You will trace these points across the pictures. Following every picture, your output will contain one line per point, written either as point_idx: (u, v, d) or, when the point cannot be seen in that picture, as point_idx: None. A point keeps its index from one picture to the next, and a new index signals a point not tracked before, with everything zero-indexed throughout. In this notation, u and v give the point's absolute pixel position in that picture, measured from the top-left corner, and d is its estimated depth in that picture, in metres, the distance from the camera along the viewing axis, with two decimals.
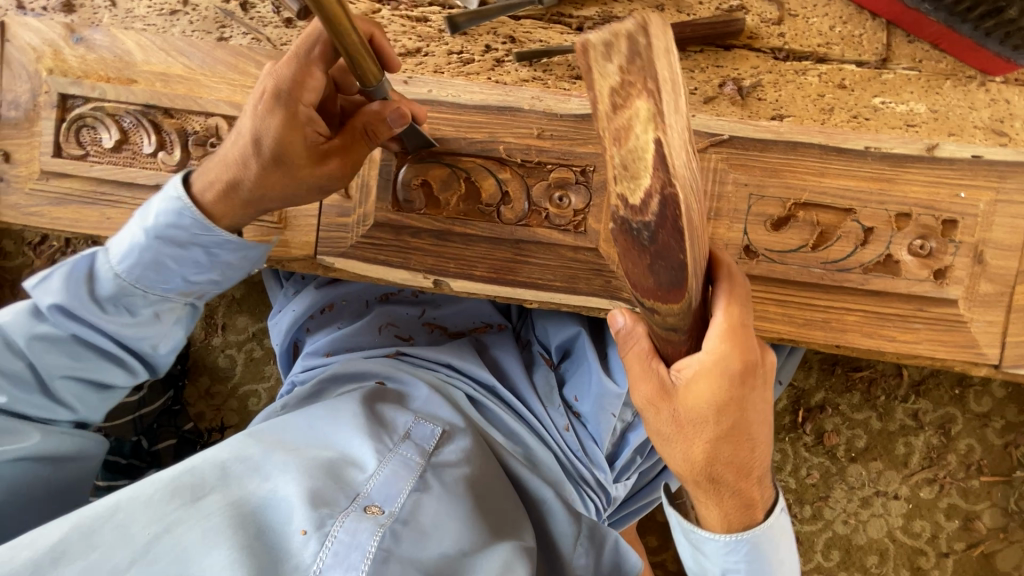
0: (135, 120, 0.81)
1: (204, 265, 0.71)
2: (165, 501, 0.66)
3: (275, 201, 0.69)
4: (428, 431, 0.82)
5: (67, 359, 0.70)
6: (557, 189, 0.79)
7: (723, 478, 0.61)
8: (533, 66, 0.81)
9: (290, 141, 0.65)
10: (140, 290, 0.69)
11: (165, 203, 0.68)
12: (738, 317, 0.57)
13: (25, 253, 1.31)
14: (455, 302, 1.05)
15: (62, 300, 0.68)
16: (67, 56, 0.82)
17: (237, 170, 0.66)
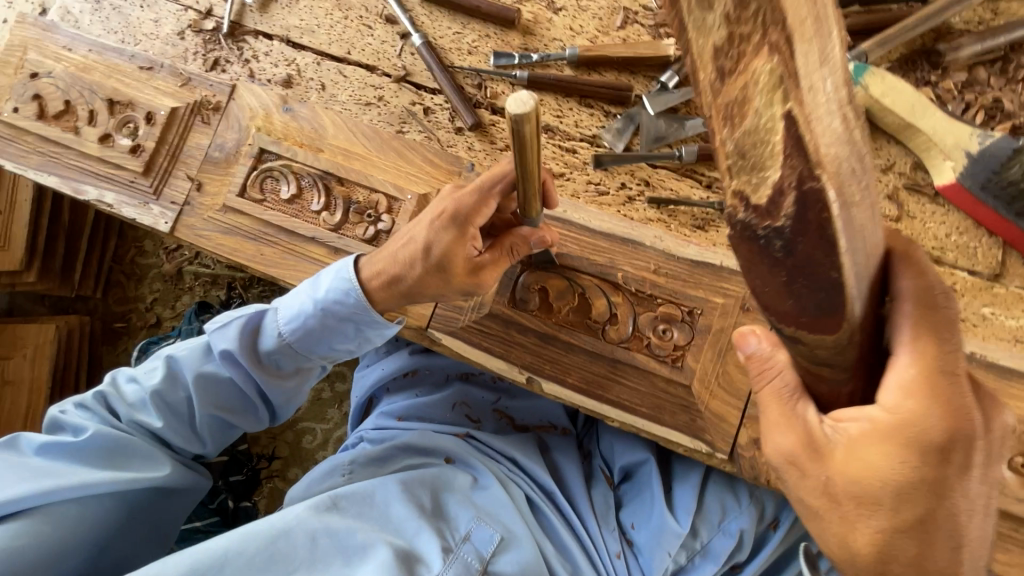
0: (312, 181, 0.95)
1: (350, 337, 0.85)
2: (263, 567, 0.69)
3: (427, 297, 0.82)
4: (487, 536, 0.79)
5: (215, 398, 0.86)
6: (662, 322, 0.84)
7: (895, 566, 0.59)
8: (660, 209, 0.90)
9: (455, 253, 0.77)
10: (293, 349, 0.84)
11: (334, 281, 0.81)
12: (923, 367, 0.53)
13: (159, 255, 1.47)
14: (529, 396, 1.09)
15: (231, 348, 0.83)
16: (274, 121, 1.00)
17: (403, 267, 0.79)
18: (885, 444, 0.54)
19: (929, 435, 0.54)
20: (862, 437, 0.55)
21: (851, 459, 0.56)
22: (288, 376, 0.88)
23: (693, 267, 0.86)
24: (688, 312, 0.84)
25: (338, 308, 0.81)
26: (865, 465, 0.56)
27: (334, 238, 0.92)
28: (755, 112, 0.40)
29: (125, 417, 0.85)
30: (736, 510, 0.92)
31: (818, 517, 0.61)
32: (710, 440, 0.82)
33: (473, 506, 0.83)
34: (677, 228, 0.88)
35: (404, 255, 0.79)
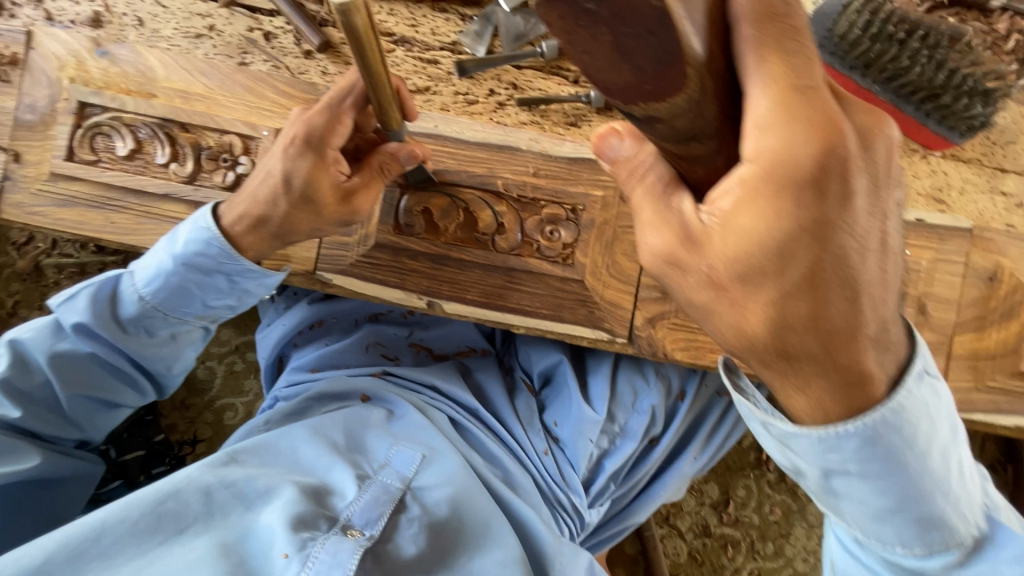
0: (151, 132, 0.85)
1: (225, 292, 0.80)
2: (151, 529, 0.67)
3: (301, 235, 0.77)
4: (408, 458, 0.83)
5: (84, 377, 0.80)
6: (549, 224, 0.85)
7: (799, 349, 0.51)
8: (532, 111, 0.88)
9: (317, 178, 0.74)
10: (161, 313, 0.78)
11: (191, 233, 0.76)
12: (777, 92, 0.44)
13: (8, 253, 1.29)
14: (443, 325, 1.08)
15: (86, 319, 0.77)
16: (90, 68, 0.86)
17: (266, 205, 0.75)
18: (751, 202, 0.47)
19: (800, 167, 0.46)
20: (736, 207, 0.48)
21: (729, 233, 0.49)
22: (164, 343, 0.82)
23: (572, 164, 0.85)
24: (571, 210, 0.85)
25: (200, 261, 0.75)
26: (743, 233, 0.49)
27: (191, 191, 0.84)
28: None
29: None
30: (646, 389, 0.99)
31: (710, 312, 0.53)
32: (609, 328, 0.85)
33: (391, 435, 0.87)
34: (551, 128, 0.88)
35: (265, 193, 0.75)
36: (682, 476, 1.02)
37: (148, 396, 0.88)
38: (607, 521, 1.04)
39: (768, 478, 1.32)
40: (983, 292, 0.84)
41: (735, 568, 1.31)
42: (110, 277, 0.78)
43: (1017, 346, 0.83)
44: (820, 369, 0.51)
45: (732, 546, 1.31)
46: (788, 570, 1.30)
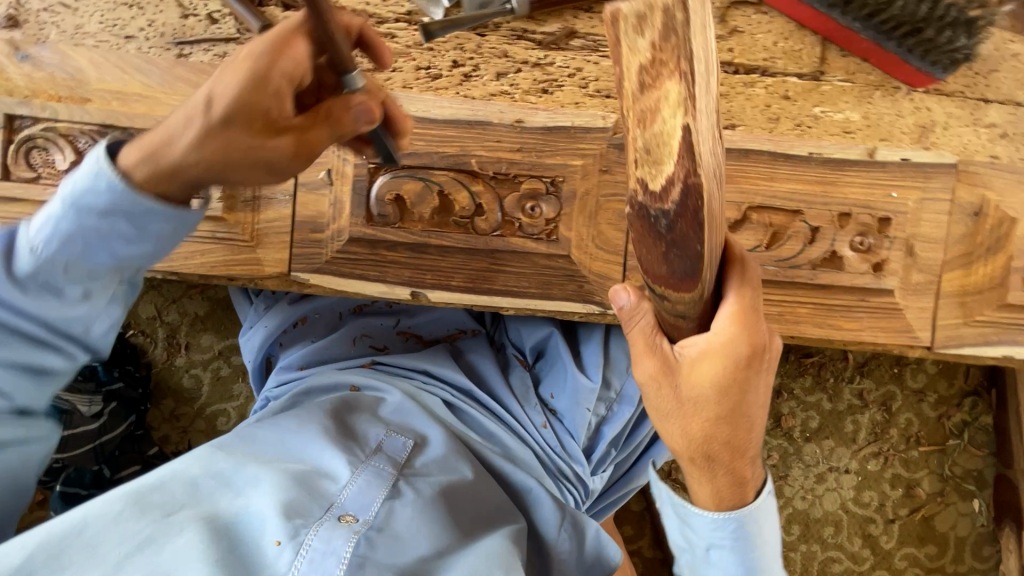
0: (91, 140, 0.78)
1: (128, 239, 0.60)
2: (135, 517, 0.65)
3: (231, 176, 0.59)
4: (400, 445, 0.83)
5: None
6: (529, 200, 0.81)
7: (716, 457, 0.73)
8: (500, 80, 0.83)
9: (249, 100, 0.57)
10: (59, 262, 0.59)
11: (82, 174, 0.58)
12: (748, 300, 0.68)
13: None
14: (429, 311, 1.05)
15: None
16: (11, 75, 0.78)
17: (181, 138, 0.57)
18: (717, 365, 0.68)
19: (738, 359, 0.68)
20: (701, 355, 0.68)
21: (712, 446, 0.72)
22: (73, 304, 0.62)
23: (547, 133, 0.81)
24: (552, 183, 0.81)
25: None
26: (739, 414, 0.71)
27: None
28: (661, 120, 0.50)
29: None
30: None
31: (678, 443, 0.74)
32: (600, 300, 0.84)
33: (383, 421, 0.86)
34: (523, 98, 0.82)
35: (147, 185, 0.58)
36: None
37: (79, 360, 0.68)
38: (609, 487, 1.05)
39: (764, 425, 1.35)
40: (969, 228, 0.84)
41: None
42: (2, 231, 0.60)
43: (1005, 279, 0.84)
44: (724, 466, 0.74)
45: None
46: (788, 509, 1.35)
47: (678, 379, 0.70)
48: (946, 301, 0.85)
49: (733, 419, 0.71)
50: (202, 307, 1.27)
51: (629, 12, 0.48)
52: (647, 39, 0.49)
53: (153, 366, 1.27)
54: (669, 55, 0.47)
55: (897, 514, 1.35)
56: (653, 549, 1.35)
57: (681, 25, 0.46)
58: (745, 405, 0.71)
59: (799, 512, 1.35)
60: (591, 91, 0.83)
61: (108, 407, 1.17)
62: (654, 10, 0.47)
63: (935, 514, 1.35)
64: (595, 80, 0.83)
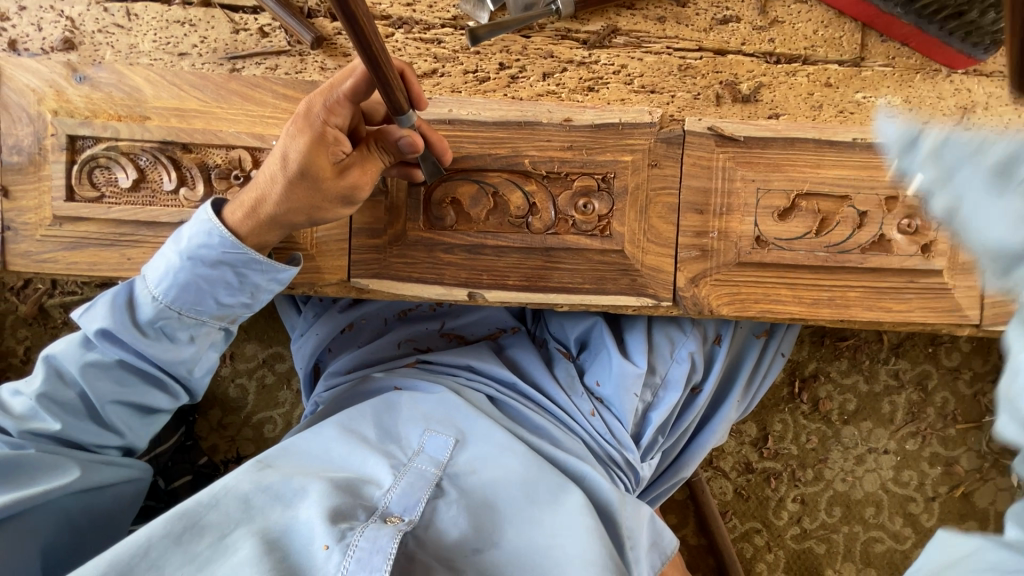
0: (152, 158, 0.80)
1: (235, 287, 0.77)
2: (194, 542, 0.66)
3: (297, 215, 0.74)
4: (441, 442, 0.83)
5: (113, 385, 0.79)
6: (581, 197, 0.83)
7: None
8: (546, 80, 0.84)
9: (314, 156, 0.71)
10: (177, 313, 0.76)
11: (197, 227, 0.74)
12: None
13: (6, 299, 1.22)
14: (473, 310, 1.06)
15: (108, 325, 0.76)
16: (71, 96, 0.80)
17: (267, 187, 0.73)
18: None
19: None
20: None
21: None
22: (186, 344, 0.80)
23: (595, 131, 0.82)
24: (603, 179, 0.83)
25: None
26: None
27: None
28: None
29: (13, 430, 0.77)
30: (683, 338, 0.98)
31: None
32: (654, 293, 0.85)
33: (423, 419, 0.86)
34: (569, 96, 0.84)
35: (255, 236, 0.75)
36: (729, 420, 1.03)
37: (180, 399, 0.85)
38: (659, 476, 1.06)
39: (802, 409, 1.36)
40: None
41: (779, 497, 1.36)
42: (121, 285, 0.77)
43: None
44: None
45: (774, 477, 1.36)
46: (828, 491, 1.37)
47: None
48: None
49: None
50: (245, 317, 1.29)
51: None
52: None
53: None
54: None
55: (936, 492, 1.36)
56: (697, 536, 1.37)
57: None
58: None
59: (840, 493, 1.37)
60: (636, 87, 0.85)
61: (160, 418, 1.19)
62: None
63: (975, 490, 1.36)
64: (640, 76, 0.85)
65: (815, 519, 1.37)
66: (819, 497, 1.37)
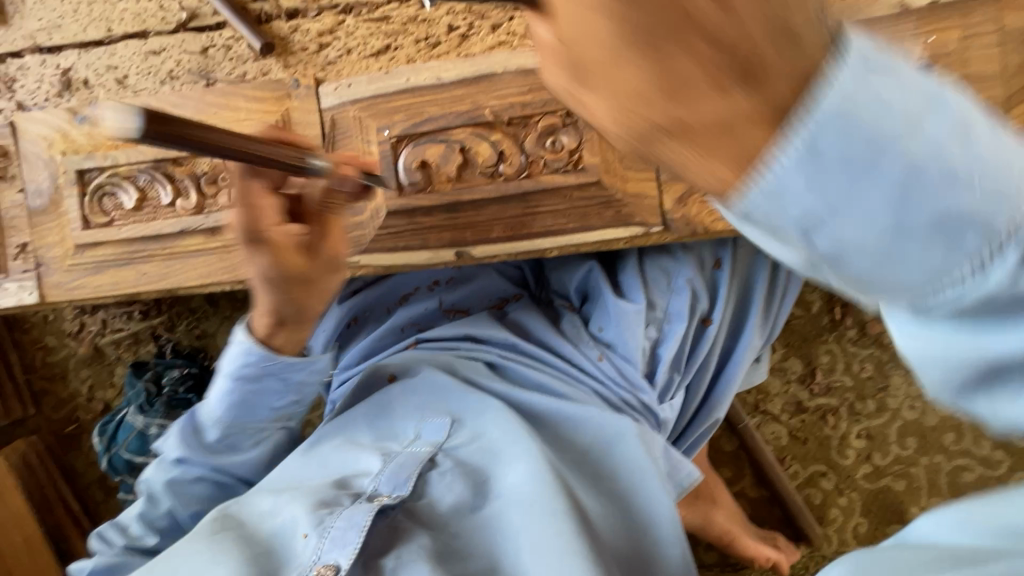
0: (149, 176, 0.86)
1: (282, 393, 0.86)
2: (189, 542, 0.77)
3: (311, 308, 0.82)
4: (437, 425, 0.85)
5: (199, 493, 0.89)
6: (548, 136, 0.82)
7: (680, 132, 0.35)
8: (497, 32, 0.84)
9: (284, 259, 0.76)
10: (240, 427, 0.87)
11: (233, 351, 0.82)
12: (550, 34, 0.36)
13: (67, 344, 1.34)
14: (471, 280, 1.06)
15: (182, 454, 0.86)
16: (75, 136, 0.88)
17: (269, 304, 0.79)
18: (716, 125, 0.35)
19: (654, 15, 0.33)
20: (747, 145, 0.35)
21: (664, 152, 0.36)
22: (252, 449, 0.91)
23: None
24: (566, 114, 0.82)
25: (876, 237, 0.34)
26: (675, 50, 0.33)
27: (203, 220, 0.86)
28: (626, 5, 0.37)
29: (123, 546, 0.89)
30: (678, 266, 0.95)
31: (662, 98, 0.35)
32: (641, 220, 0.83)
33: (417, 407, 0.88)
34: (521, 42, 0.83)
35: (290, 344, 0.83)
36: (753, 348, 0.98)
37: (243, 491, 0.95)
38: (693, 420, 1.02)
39: (849, 335, 1.26)
40: None
41: (841, 435, 1.26)
42: (186, 415, 0.88)
43: None
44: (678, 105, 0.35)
45: (831, 414, 1.27)
46: (897, 422, 1.25)
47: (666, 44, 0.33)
48: None
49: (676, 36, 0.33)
50: None
51: None
52: None
53: None
54: None
55: None
56: (758, 488, 1.29)
57: None
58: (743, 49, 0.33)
59: (911, 422, 1.25)
60: None
61: None
62: None
63: None
64: None
65: (887, 454, 1.25)
66: (887, 429, 1.26)
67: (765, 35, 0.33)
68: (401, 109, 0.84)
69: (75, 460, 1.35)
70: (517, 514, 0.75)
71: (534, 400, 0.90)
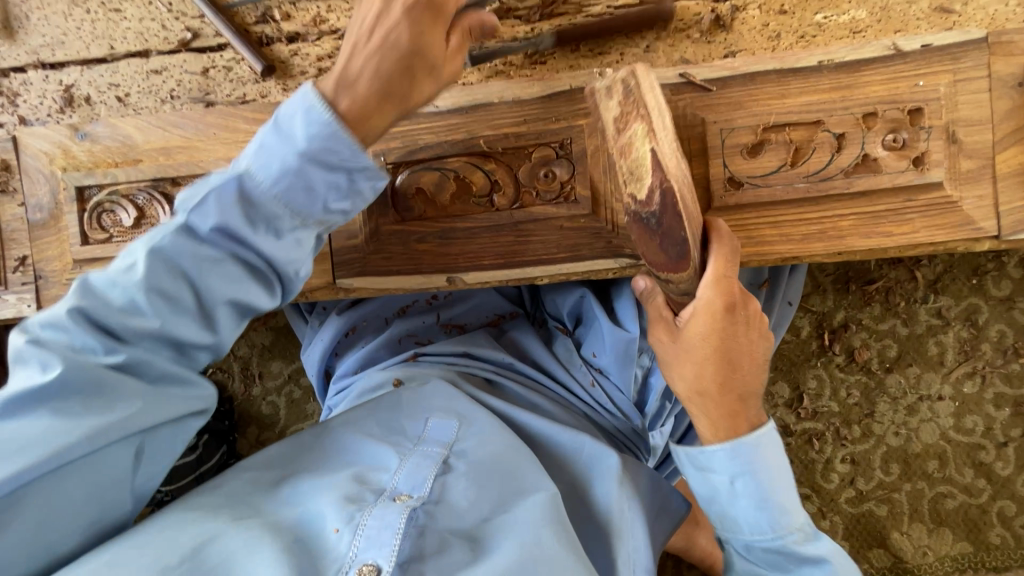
0: (148, 195, 0.88)
1: (334, 192, 0.65)
2: (210, 517, 0.70)
3: (390, 107, 0.66)
4: (445, 428, 0.85)
5: (180, 284, 0.62)
6: (542, 167, 0.83)
7: (707, 391, 0.76)
8: (493, 63, 0.84)
9: (434, 36, 0.66)
10: (275, 203, 0.62)
11: (304, 115, 0.61)
12: (722, 268, 0.72)
13: None
14: (465, 300, 1.08)
15: (219, 221, 0.61)
16: (76, 153, 0.89)
17: (394, 50, 0.64)
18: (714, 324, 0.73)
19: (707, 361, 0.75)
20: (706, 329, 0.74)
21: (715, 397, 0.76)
22: (284, 236, 0.64)
23: (547, 101, 0.83)
24: (560, 147, 0.83)
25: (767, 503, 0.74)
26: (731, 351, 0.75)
27: None
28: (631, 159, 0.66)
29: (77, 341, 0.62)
30: None
31: (682, 375, 0.76)
32: (631, 253, 0.84)
33: (423, 409, 0.89)
34: (517, 73, 0.84)
35: (367, 129, 0.65)
36: None
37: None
38: None
39: (837, 361, 1.28)
40: (1017, 101, 0.78)
41: (826, 458, 1.28)
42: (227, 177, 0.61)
43: None
44: (723, 405, 0.76)
45: (817, 438, 1.28)
46: (881, 448, 1.27)
47: (682, 337, 0.75)
48: (1005, 183, 0.80)
49: (726, 377, 0.75)
50: (267, 337, 1.36)
51: (603, 88, 0.67)
52: (614, 101, 0.66)
53: (234, 399, 1.37)
54: (631, 108, 0.64)
55: (1009, 436, 1.24)
56: None
57: (637, 88, 0.64)
58: (732, 360, 0.75)
59: (895, 448, 1.27)
60: (584, 52, 0.84)
61: (201, 440, 1.27)
62: (616, 83, 0.65)
63: None
64: (586, 41, 0.83)
65: (871, 479, 1.27)
66: (872, 455, 1.27)
67: (712, 357, 0.74)
68: (397, 136, 0.85)
69: None
70: (534, 528, 0.75)
71: (533, 421, 0.91)
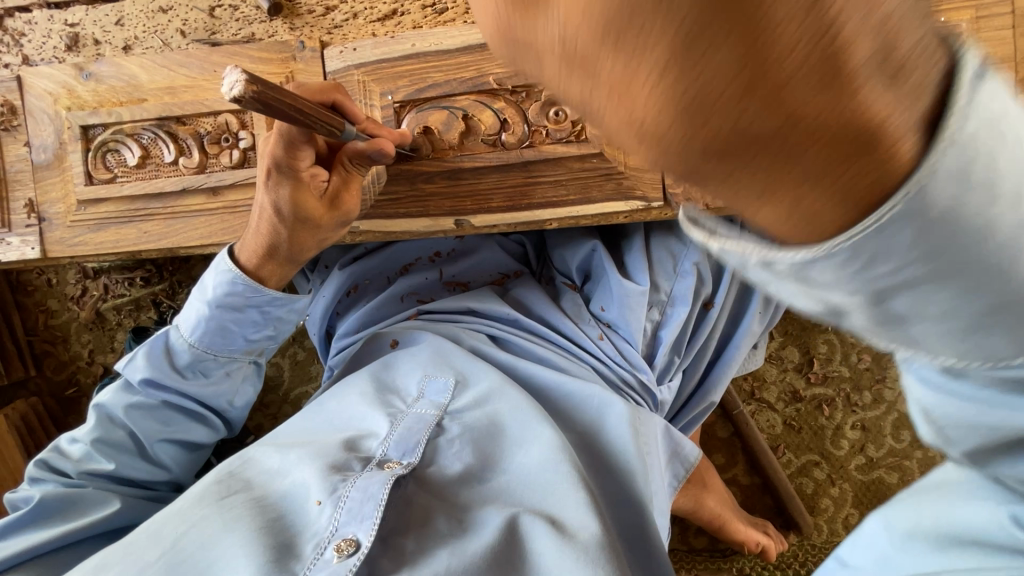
0: (152, 134, 0.87)
1: (259, 324, 0.85)
2: (194, 505, 0.69)
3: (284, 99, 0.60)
4: (439, 386, 0.84)
5: (160, 423, 0.85)
6: (552, 106, 0.82)
7: None
8: None
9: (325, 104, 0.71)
10: (211, 355, 0.84)
11: (217, 276, 0.81)
12: None
13: (70, 308, 1.36)
14: (469, 256, 1.06)
15: (150, 374, 0.83)
16: (80, 92, 0.88)
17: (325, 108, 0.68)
18: None
19: None
20: None
21: None
22: (236, 358, 0.86)
23: None
24: None
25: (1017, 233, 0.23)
26: None
27: (205, 179, 0.86)
28: None
29: (73, 473, 0.83)
30: (685, 249, 0.95)
31: None
32: (642, 195, 0.82)
33: (422, 366, 0.88)
34: None
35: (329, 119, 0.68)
36: (752, 334, 0.98)
37: (218, 431, 0.91)
38: (686, 403, 1.01)
39: None
40: None
41: (836, 424, 1.26)
42: (158, 334, 0.84)
43: None
44: None
45: (827, 404, 1.26)
46: (892, 414, 1.25)
47: None
48: None
49: None
50: None
51: None
52: None
53: None
54: None
55: None
56: (749, 475, 1.29)
57: None
58: None
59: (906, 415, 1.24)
60: None
61: None
62: None
63: None
64: None
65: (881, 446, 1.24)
66: (882, 421, 1.25)
67: None
68: (406, 74, 0.84)
69: (73, 422, 1.37)
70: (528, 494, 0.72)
71: (536, 371, 0.89)
